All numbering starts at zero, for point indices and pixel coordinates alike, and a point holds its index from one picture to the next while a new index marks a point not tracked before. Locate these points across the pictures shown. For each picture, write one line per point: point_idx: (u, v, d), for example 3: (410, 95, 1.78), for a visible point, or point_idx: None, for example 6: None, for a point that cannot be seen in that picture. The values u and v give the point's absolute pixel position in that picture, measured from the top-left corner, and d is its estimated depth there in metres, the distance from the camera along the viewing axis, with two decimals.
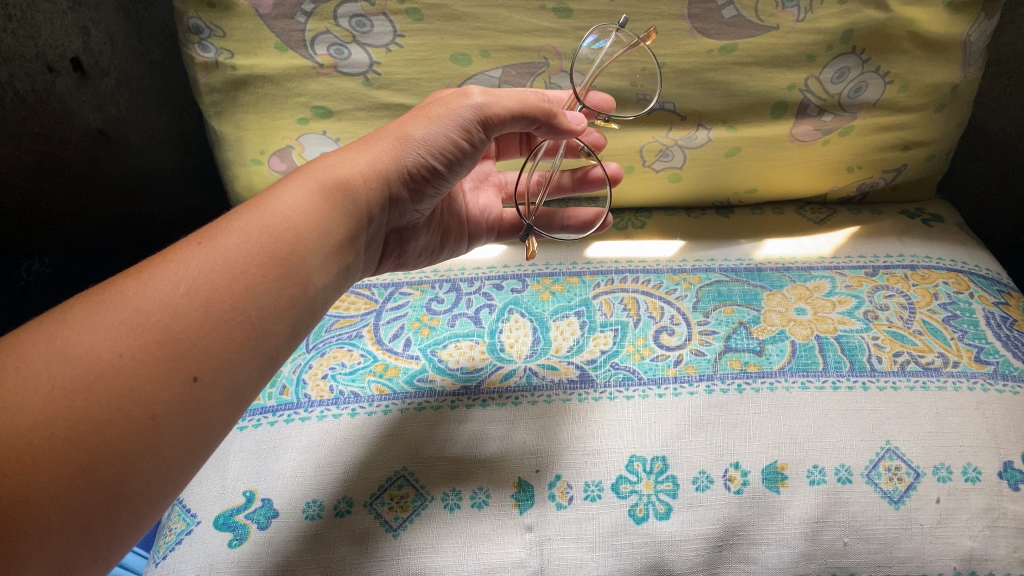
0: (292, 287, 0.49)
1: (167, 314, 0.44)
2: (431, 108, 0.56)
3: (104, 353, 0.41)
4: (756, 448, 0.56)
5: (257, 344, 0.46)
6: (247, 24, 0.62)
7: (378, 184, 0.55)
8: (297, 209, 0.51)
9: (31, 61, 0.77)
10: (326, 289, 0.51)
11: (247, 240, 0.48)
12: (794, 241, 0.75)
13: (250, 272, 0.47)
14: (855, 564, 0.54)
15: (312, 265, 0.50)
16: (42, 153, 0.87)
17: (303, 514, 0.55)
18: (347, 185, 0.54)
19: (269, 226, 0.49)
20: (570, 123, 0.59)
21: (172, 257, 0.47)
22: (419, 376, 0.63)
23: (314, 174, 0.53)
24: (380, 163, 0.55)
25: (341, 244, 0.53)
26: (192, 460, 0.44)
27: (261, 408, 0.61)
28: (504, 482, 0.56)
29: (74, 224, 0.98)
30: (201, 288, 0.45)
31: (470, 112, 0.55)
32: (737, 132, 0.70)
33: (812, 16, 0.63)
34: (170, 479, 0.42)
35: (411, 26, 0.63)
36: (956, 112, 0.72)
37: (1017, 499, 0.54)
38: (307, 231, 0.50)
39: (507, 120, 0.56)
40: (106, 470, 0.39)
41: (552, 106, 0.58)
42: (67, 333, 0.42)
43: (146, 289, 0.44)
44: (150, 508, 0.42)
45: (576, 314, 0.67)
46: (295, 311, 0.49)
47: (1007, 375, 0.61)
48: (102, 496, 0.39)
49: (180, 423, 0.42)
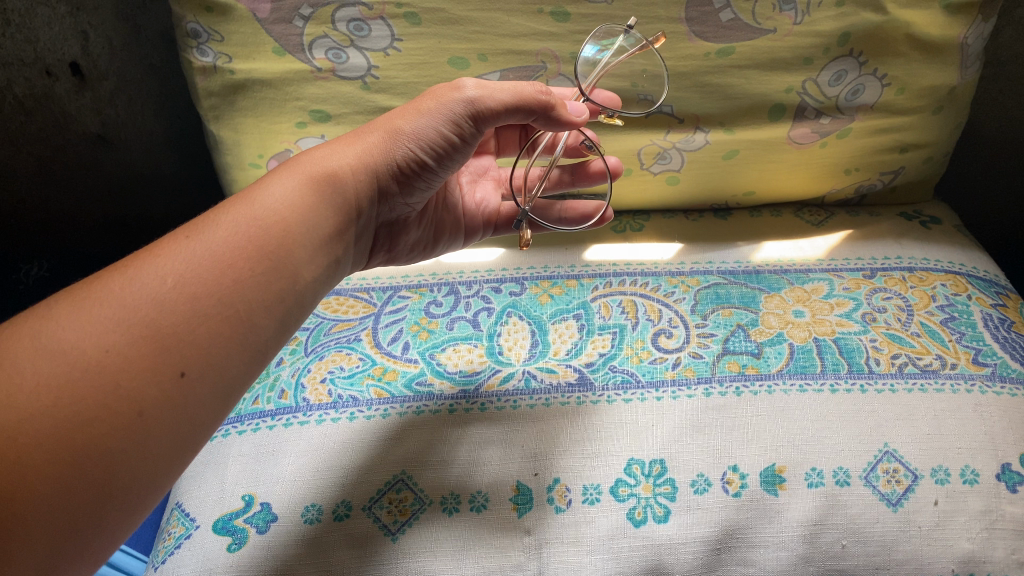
0: (280, 280, 0.49)
1: (154, 309, 0.44)
2: (421, 102, 0.56)
3: (91, 348, 0.41)
4: (754, 451, 0.56)
5: (244, 339, 0.47)
6: (245, 28, 0.62)
7: (367, 177, 0.56)
8: (285, 201, 0.51)
9: (30, 65, 0.77)
10: (314, 282, 0.52)
11: (234, 234, 0.48)
12: (792, 243, 0.75)
13: (238, 266, 0.47)
14: (853, 567, 0.54)
15: (300, 258, 0.51)
16: (41, 158, 0.87)
17: (302, 518, 0.55)
18: (336, 177, 0.54)
19: (256, 219, 0.50)
20: (570, 115, 0.59)
21: (159, 251, 0.47)
22: (418, 379, 0.63)
23: (303, 167, 0.54)
24: (368, 156, 0.56)
25: (330, 237, 0.53)
26: (181, 456, 0.44)
27: (260, 412, 0.61)
28: (503, 486, 0.56)
29: (72, 229, 0.98)
30: (189, 283, 0.45)
31: (461, 105, 0.55)
32: (735, 135, 0.70)
33: (809, 19, 0.63)
34: (158, 475, 0.43)
35: (409, 30, 0.63)
36: (953, 114, 0.72)
37: (1015, 501, 0.54)
38: (295, 224, 0.51)
39: (500, 113, 0.56)
40: (93, 466, 0.40)
41: (551, 98, 0.57)
42: (53, 329, 0.42)
43: (133, 284, 0.44)
44: (139, 504, 0.42)
45: (575, 317, 0.67)
46: (282, 305, 0.49)
47: (1005, 377, 0.61)
48: (89, 493, 0.40)
49: (167, 418, 0.43)
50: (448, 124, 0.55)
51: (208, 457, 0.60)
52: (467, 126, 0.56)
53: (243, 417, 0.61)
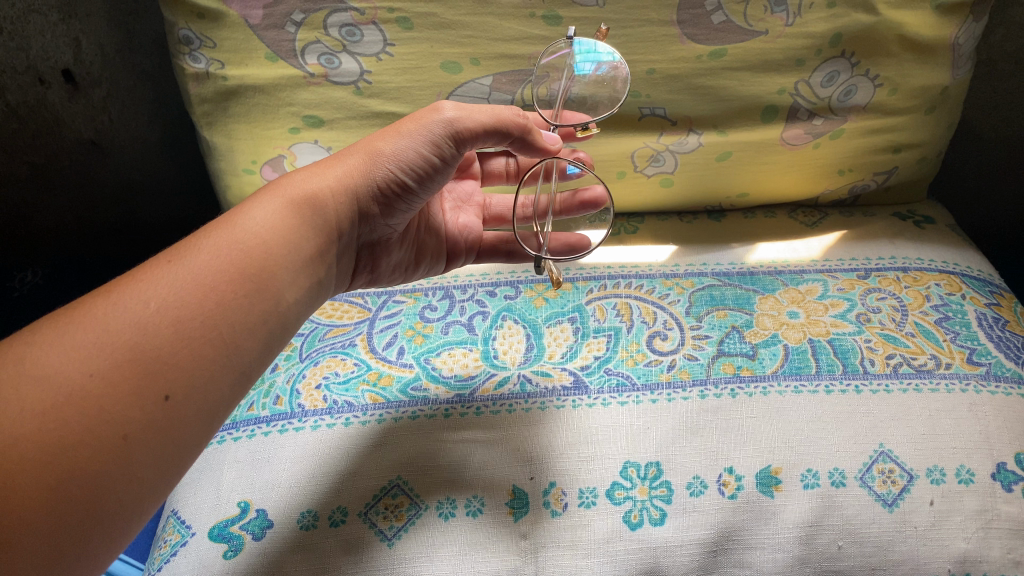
0: (263, 303, 0.50)
1: (137, 334, 0.44)
2: (400, 124, 0.57)
3: (74, 373, 0.42)
4: (750, 453, 0.56)
5: (228, 361, 0.47)
6: (237, 35, 0.62)
7: (347, 199, 0.56)
8: (266, 225, 0.52)
9: (22, 73, 0.77)
10: (297, 303, 0.52)
11: (216, 258, 0.49)
12: (786, 244, 0.76)
13: (221, 289, 0.48)
14: (849, 568, 0.54)
15: (283, 281, 0.51)
16: (34, 165, 0.88)
17: (298, 524, 0.55)
18: (317, 200, 0.55)
19: (238, 243, 0.50)
20: (545, 142, 0.62)
21: (142, 276, 0.47)
22: (413, 384, 0.63)
23: (284, 190, 0.54)
24: (349, 178, 0.56)
25: (311, 258, 0.54)
26: (165, 477, 0.44)
27: (255, 418, 0.61)
28: (499, 490, 0.56)
29: (66, 234, 0.98)
30: (171, 307, 0.46)
31: (441, 126, 0.56)
32: (728, 136, 0.70)
33: (801, 20, 0.63)
34: (143, 498, 0.43)
35: (401, 35, 0.63)
36: (946, 114, 0.72)
37: (1010, 501, 0.54)
38: (276, 247, 0.51)
39: (479, 133, 0.57)
40: (79, 491, 0.40)
41: (527, 122, 0.60)
42: (37, 355, 0.42)
43: (116, 308, 0.45)
44: (125, 527, 0.42)
45: (569, 320, 0.67)
46: (265, 327, 0.50)
47: (999, 376, 0.61)
48: (75, 517, 0.40)
49: (152, 442, 0.43)
50: (428, 145, 0.56)
51: (202, 465, 0.60)
52: (447, 147, 0.57)
53: (238, 423, 0.61)
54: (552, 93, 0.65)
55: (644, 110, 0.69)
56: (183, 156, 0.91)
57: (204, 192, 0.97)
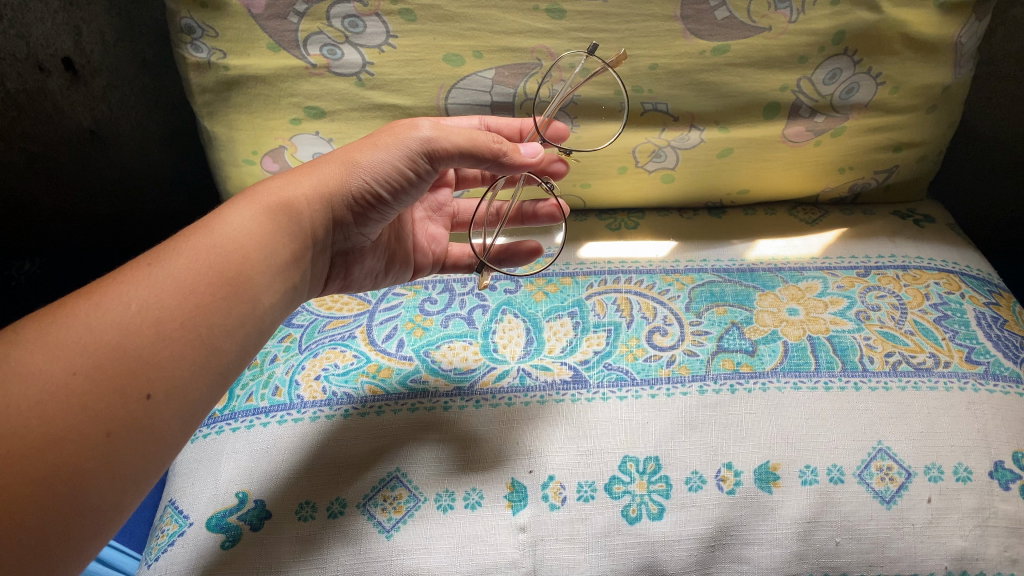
0: (241, 306, 0.50)
1: (120, 334, 0.44)
2: (381, 137, 0.56)
3: (57, 372, 0.42)
4: (750, 448, 0.56)
5: (208, 362, 0.47)
6: (240, 24, 0.61)
7: (322, 207, 0.56)
8: (243, 230, 0.51)
9: (22, 61, 0.77)
10: (274, 307, 0.52)
11: (195, 262, 0.49)
12: (786, 241, 0.76)
13: (200, 292, 0.48)
14: (847, 564, 0.54)
15: (260, 285, 0.51)
16: (33, 153, 0.88)
17: (297, 515, 0.55)
18: (292, 207, 0.54)
19: (216, 248, 0.50)
20: (523, 158, 0.59)
21: (123, 278, 0.47)
22: (413, 376, 0.62)
23: (260, 197, 0.54)
24: (324, 186, 0.55)
25: (286, 264, 0.54)
26: (147, 476, 0.44)
27: (254, 409, 0.61)
28: (496, 482, 0.56)
29: (67, 222, 0.98)
30: (152, 309, 0.46)
31: (417, 143, 0.55)
32: (730, 132, 0.70)
33: (804, 16, 0.63)
34: (125, 496, 0.43)
35: (405, 27, 0.63)
36: (947, 113, 0.72)
37: (1007, 499, 0.55)
38: (253, 252, 0.51)
39: (454, 154, 0.55)
40: (63, 487, 0.40)
41: (502, 146, 0.57)
42: (20, 354, 0.42)
43: (98, 309, 0.45)
44: (107, 525, 0.42)
45: (570, 314, 0.67)
46: (243, 330, 0.50)
47: (998, 375, 0.61)
48: (59, 513, 0.40)
49: (135, 440, 0.43)
50: (403, 160, 0.55)
51: (201, 455, 0.60)
52: (424, 165, 0.56)
53: (238, 414, 0.61)
54: (554, 94, 0.67)
55: (647, 105, 0.68)
56: (183, 145, 0.91)
57: (204, 183, 0.97)
